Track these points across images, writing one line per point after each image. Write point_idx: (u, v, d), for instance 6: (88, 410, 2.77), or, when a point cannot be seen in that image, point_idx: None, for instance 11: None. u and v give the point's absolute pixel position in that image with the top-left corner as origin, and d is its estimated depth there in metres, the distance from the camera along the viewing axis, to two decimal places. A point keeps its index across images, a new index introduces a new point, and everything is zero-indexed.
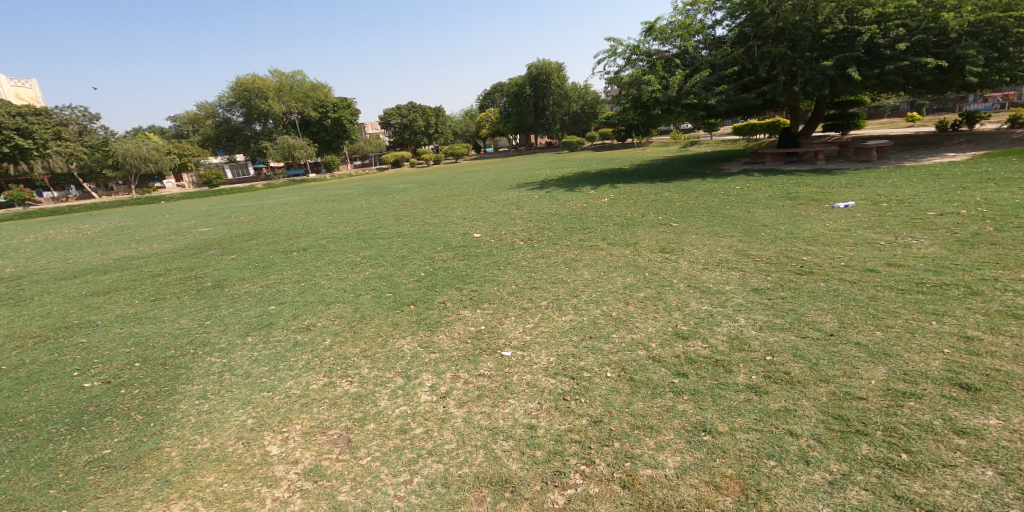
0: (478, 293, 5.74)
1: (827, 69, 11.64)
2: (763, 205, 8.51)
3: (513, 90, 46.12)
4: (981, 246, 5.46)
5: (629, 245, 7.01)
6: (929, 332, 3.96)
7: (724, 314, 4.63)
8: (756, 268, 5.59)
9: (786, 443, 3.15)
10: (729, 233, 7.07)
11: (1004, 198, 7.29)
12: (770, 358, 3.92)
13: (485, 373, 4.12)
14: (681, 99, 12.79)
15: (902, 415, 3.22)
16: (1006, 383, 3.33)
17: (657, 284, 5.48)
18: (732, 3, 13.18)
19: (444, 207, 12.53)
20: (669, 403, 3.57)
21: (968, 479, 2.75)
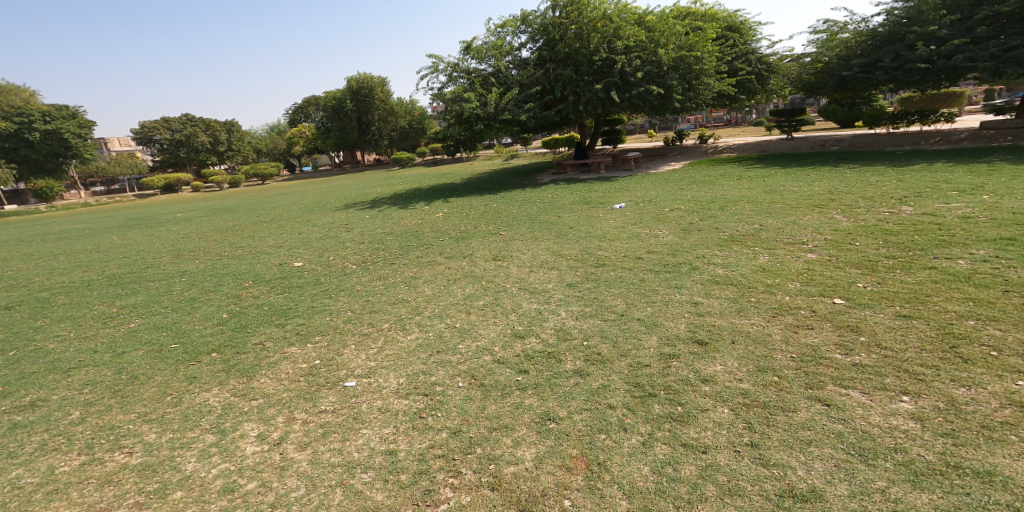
0: (308, 324, 5.24)
1: (601, 92, 13.89)
2: (568, 210, 9.62)
3: (331, 104, 40.39)
4: (693, 232, 7.20)
5: (465, 257, 7.23)
6: (673, 302, 5.08)
7: (549, 310, 5.18)
8: (569, 265, 6.35)
9: (608, 416, 3.71)
10: (546, 236, 7.83)
11: (708, 195, 9.75)
12: (586, 342, 4.55)
13: (328, 409, 3.83)
14: (499, 115, 13.74)
15: (673, 373, 4.08)
16: (720, 335, 4.47)
17: (494, 291, 5.81)
18: (531, 28, 14.66)
19: (252, 235, 10.89)
20: (517, 400, 3.88)
21: (716, 418, 3.61)
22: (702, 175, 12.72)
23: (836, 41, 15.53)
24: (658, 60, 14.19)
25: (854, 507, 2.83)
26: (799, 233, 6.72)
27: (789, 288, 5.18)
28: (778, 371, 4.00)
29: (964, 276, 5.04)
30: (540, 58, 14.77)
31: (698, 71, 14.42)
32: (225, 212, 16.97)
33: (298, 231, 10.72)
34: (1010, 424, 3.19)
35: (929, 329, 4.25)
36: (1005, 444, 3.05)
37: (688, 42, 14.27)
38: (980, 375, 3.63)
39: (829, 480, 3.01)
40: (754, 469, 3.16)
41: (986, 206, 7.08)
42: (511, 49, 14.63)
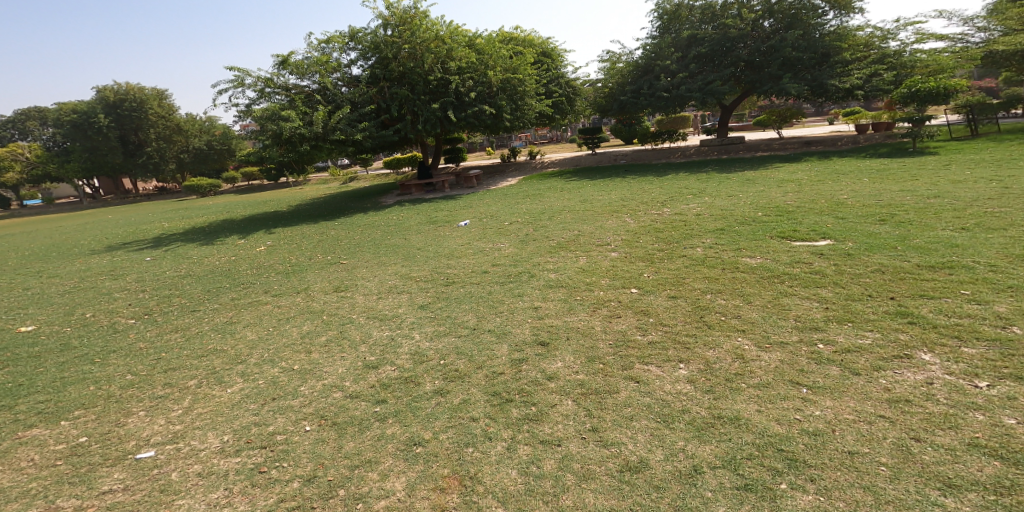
0: (61, 401, 4.23)
1: (439, 111, 13.86)
2: (415, 231, 9.36)
3: (72, 118, 30.56)
4: (531, 242, 7.72)
5: (299, 292, 6.55)
6: (513, 309, 5.37)
7: (402, 335, 5.05)
8: (419, 287, 6.21)
9: (472, 428, 3.75)
10: (394, 260, 7.50)
11: (540, 207, 10.54)
12: (443, 361, 4.55)
13: (113, 487, 3.27)
14: (330, 135, 12.59)
15: (524, 376, 4.31)
16: (559, 335, 4.89)
17: (338, 324, 5.44)
18: (363, 45, 13.64)
19: None
20: (378, 432, 3.73)
21: (563, 409, 3.92)
22: (533, 189, 13.66)
23: (615, 69, 18.43)
24: (488, 81, 14.74)
25: (670, 465, 3.30)
26: (603, 236, 7.77)
27: (601, 284, 5.94)
28: (603, 358, 4.53)
29: (702, 260, 6.49)
30: (371, 77, 13.89)
31: (521, 92, 15.44)
32: None
33: (29, 285, 8.22)
34: (743, 374, 4.12)
35: (688, 305, 5.37)
36: (741, 391, 3.91)
37: (512, 65, 15.25)
38: (720, 337, 4.71)
39: (650, 448, 3.46)
40: (599, 451, 3.48)
41: (708, 205, 9.23)
42: (340, 65, 13.44)
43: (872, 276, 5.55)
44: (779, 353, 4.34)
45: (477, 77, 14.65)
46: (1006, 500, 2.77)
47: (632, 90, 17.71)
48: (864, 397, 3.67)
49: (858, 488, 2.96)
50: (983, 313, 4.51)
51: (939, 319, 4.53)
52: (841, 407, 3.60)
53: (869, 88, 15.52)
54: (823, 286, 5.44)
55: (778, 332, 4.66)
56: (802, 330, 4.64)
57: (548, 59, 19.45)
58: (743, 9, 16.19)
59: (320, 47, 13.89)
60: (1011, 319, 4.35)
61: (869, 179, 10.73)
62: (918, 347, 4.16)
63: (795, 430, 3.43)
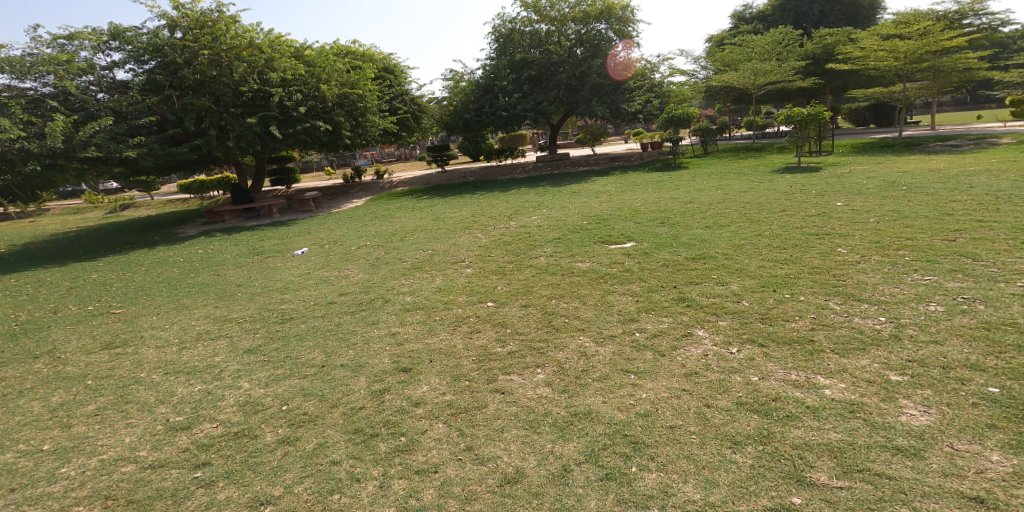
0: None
1: (258, 126, 12.49)
2: (232, 265, 8.24)
3: None
4: (382, 266, 7.37)
5: (41, 355, 5.20)
6: (376, 337, 5.05)
7: (224, 386, 4.32)
8: (243, 328, 5.43)
9: (335, 473, 3.38)
10: (203, 302, 6.46)
11: (389, 228, 10.17)
12: (287, 406, 4.02)
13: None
14: (75, 151, 10.20)
15: (388, 407, 4.04)
16: (419, 359, 4.69)
17: (116, 388, 4.44)
18: (133, 45, 11.59)
19: None
20: (205, 499, 3.16)
21: (435, 434, 3.77)
22: (382, 209, 13.24)
23: (460, 88, 19.17)
24: (322, 96, 13.81)
25: (542, 470, 3.37)
26: (458, 253, 7.81)
27: (460, 301, 5.94)
28: (467, 376, 4.49)
29: (546, 269, 6.90)
30: (146, 83, 11.81)
31: (362, 109, 14.76)
32: None
33: None
34: (588, 369, 4.46)
35: (539, 312, 5.64)
36: (589, 386, 4.21)
37: (351, 80, 14.50)
38: (565, 338, 5.04)
39: (524, 456, 3.51)
40: (477, 469, 3.42)
41: (546, 217, 9.94)
42: (92, 67, 11.16)
43: (661, 270, 6.48)
44: (611, 345, 4.79)
45: (307, 90, 13.69)
46: (767, 447, 3.32)
47: (475, 108, 18.34)
48: (670, 374, 4.22)
49: (681, 458, 3.33)
50: (725, 291, 5.59)
51: (704, 299, 5.48)
52: (658, 387, 4.08)
53: (646, 112, 18.32)
54: (632, 282, 6.20)
55: (607, 327, 5.16)
56: (624, 322, 5.21)
57: (390, 76, 18.85)
58: (561, 36, 18.09)
59: (58, 44, 11.36)
60: (742, 294, 5.45)
61: (659, 187, 12.67)
62: (694, 324, 4.96)
63: (631, 414, 3.80)
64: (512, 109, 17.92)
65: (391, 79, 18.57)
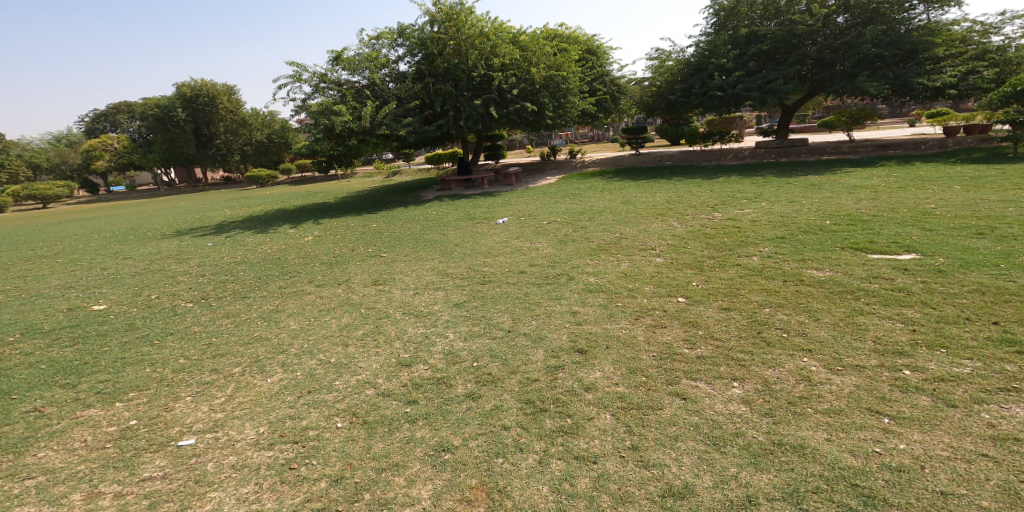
0: (118, 382, 4.03)
1: (480, 107, 13.82)
2: (453, 227, 9.30)
3: (155, 112, 33.31)
4: (570, 243, 7.45)
5: (340, 284, 6.44)
6: (556, 313, 5.15)
7: (437, 333, 4.84)
8: (455, 284, 6.10)
9: (504, 437, 3.46)
10: (432, 255, 7.47)
11: (579, 207, 10.21)
12: (477, 363, 4.30)
13: (153, 475, 3.06)
14: (376, 129, 12.88)
15: (560, 385, 4.04)
16: (598, 342, 4.61)
17: (375, 318, 5.25)
18: (410, 41, 13.75)
19: (29, 272, 7.94)
20: (407, 434, 3.45)
21: (601, 425, 3.61)
22: (573, 188, 13.30)
23: (664, 67, 17.55)
24: (531, 78, 14.66)
25: (718, 496, 2.96)
26: (648, 240, 7.39)
27: (645, 290, 5.62)
28: (645, 371, 4.22)
29: (758, 270, 6.02)
30: (417, 72, 13.89)
31: (565, 90, 15.28)
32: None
33: (110, 263, 8.30)
34: (806, 397, 3.69)
35: (744, 318, 4.95)
36: (806, 416, 3.49)
37: (556, 62, 15.16)
38: (781, 356, 4.25)
39: (697, 472, 3.13)
40: (638, 472, 3.18)
41: (764, 211, 8.65)
42: (388, 61, 13.74)
43: (969, 296, 4.89)
44: (855, 377, 3.87)
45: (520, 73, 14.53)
46: None
47: (682, 89, 16.90)
48: (960, 431, 3.20)
49: None
50: None
51: None
52: (930, 441, 3.15)
53: (963, 86, 14.24)
54: (908, 306, 4.84)
55: (851, 355, 4.15)
56: (883, 354, 4.11)
57: (592, 56, 18.87)
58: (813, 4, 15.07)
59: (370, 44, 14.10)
60: None
61: (962, 186, 9.68)
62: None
63: (872, 464, 3.04)
64: (730, 89, 16.00)
65: (593, 60, 18.62)
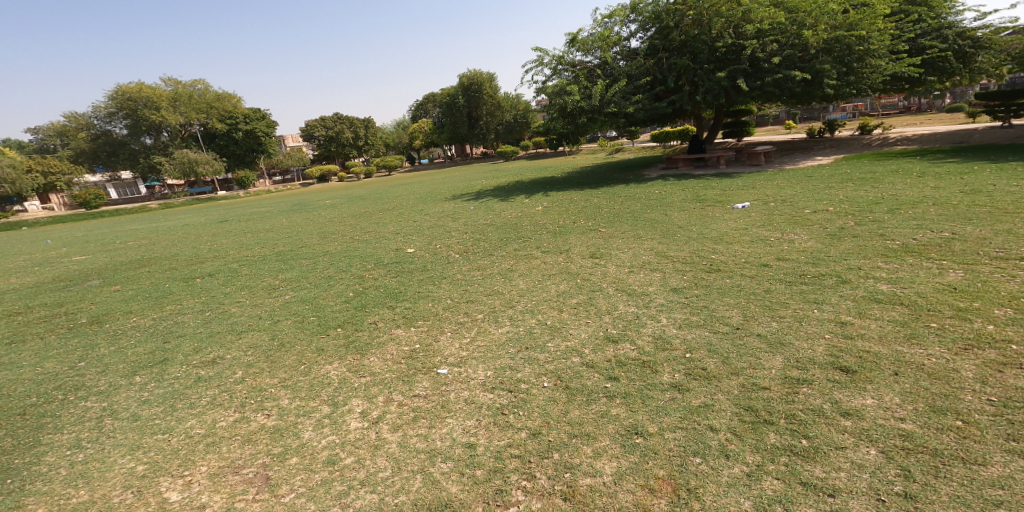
0: (413, 310, 5.17)
1: (724, 80, 12.07)
2: (677, 208, 8.73)
3: (445, 100, 41.41)
4: (847, 239, 6.10)
5: (562, 252, 6.86)
6: (813, 319, 4.33)
7: (648, 315, 4.71)
8: (675, 268, 5.79)
9: (707, 438, 3.13)
10: (651, 235, 7.23)
11: (865, 195, 8.10)
12: (689, 355, 4.00)
13: (421, 393, 3.70)
14: (603, 108, 12.70)
15: (800, 401, 3.37)
16: (876, 364, 3.63)
17: (588, 290, 5.42)
18: (643, 15, 13.07)
19: (376, 221, 11.02)
20: (603, 408, 3.45)
21: (857, 459, 2.87)
22: (861, 171, 10.52)
23: None
24: (803, 43, 11.96)
25: None
26: (1013, 244, 5.33)
27: (995, 315, 4.04)
28: (963, 414, 3.08)
29: None
30: (648, 48, 13.05)
31: (861, 53, 11.88)
32: (366, 198, 18.00)
33: (413, 219, 10.83)
34: None
35: None
36: None
37: (846, 20, 11.80)
38: None
39: None
40: None
41: None
42: (620, 39, 13.28)
43: None
44: None
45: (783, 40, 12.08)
46: None
47: None
48: None
49: None
50: None
51: None
52: None
53: None
54: None
55: None
56: None
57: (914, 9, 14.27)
58: None
59: (602, 22, 13.81)
60: None
61: None
62: None
63: None
64: None
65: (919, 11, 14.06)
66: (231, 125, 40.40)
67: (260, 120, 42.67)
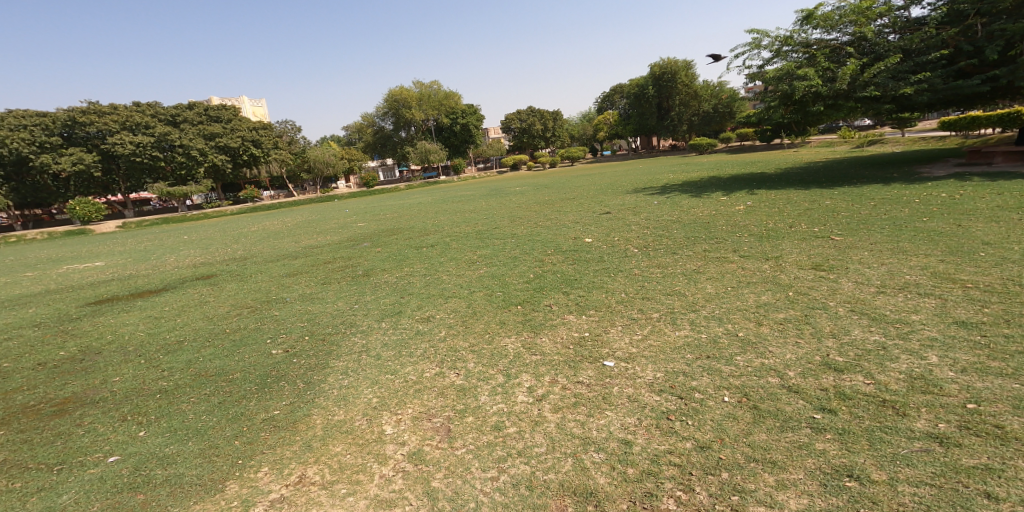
0: (587, 299, 5.23)
1: None
2: (983, 218, 6.69)
3: (635, 92, 39.85)
4: None
5: (768, 260, 6.01)
6: None
7: (906, 351, 3.65)
8: (967, 296, 4.36)
9: (976, 506, 2.40)
10: (925, 250, 5.66)
11: None
12: (974, 407, 3.00)
13: (584, 381, 3.73)
14: (855, 91, 10.61)
15: None
16: None
17: (805, 306, 4.61)
18: None
19: (557, 209, 11.39)
20: (803, 439, 2.93)
21: None
22: None
23: None
24: None
25: None
26: None
27: None
28: None
29: None
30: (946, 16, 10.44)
31: None
32: (559, 186, 18.69)
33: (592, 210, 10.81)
34: None
35: None
36: None
37: None
38: None
39: None
40: None
41: None
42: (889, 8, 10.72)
43: None
44: None
45: None
46: None
47: None
48: None
49: None
50: None
51: None
52: None
53: None
54: None
55: None
56: None
57: None
58: None
59: None
60: None
61: None
62: None
63: None
64: None
65: None
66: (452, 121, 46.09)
67: (472, 114, 48.65)
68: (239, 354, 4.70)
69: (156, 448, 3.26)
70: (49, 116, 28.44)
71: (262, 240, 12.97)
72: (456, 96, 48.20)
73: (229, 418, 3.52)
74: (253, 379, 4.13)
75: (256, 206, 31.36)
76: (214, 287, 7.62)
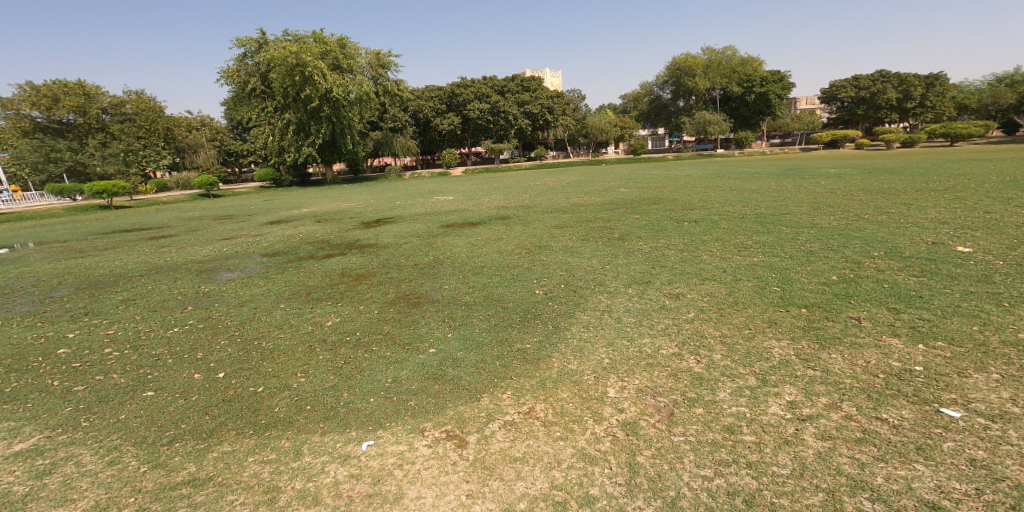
0: (936, 326, 3.86)
1: None
2: None
3: None
4: None
5: None
6: None
7: None
8: None
9: None
10: None
11: None
12: None
13: (889, 420, 2.86)
14: None
15: None
16: None
17: None
18: None
19: (913, 202, 9.09)
20: None
21: None
22: None
23: None
24: None
25: None
26: None
27: None
28: None
29: None
30: None
31: None
32: (888, 173, 15.14)
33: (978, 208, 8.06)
34: None
35: None
36: None
37: None
38: None
39: None
40: None
41: None
42: None
43: None
44: None
45: None
46: None
47: None
48: None
49: None
50: None
51: None
52: None
53: None
54: None
55: None
56: None
57: None
58: None
59: None
60: None
61: None
62: None
63: None
64: None
65: None
66: (748, 88, 41.65)
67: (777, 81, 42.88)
68: (514, 286, 5.43)
69: (455, 350, 3.96)
70: (440, 89, 37.02)
71: (541, 193, 14.34)
72: (753, 63, 43.05)
73: (496, 341, 4.09)
74: (515, 311, 4.73)
75: (553, 164, 34.16)
76: (507, 228, 8.74)
